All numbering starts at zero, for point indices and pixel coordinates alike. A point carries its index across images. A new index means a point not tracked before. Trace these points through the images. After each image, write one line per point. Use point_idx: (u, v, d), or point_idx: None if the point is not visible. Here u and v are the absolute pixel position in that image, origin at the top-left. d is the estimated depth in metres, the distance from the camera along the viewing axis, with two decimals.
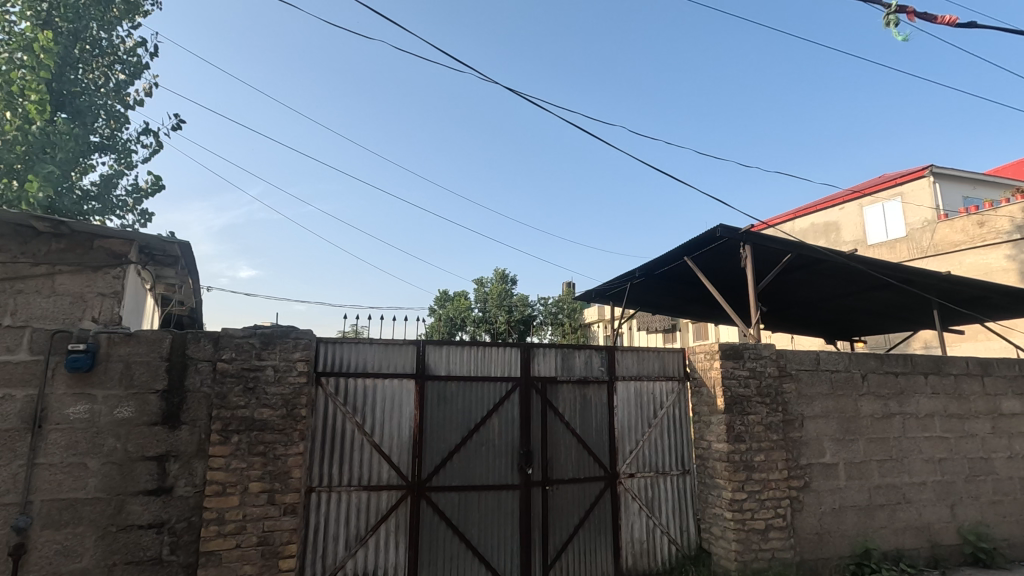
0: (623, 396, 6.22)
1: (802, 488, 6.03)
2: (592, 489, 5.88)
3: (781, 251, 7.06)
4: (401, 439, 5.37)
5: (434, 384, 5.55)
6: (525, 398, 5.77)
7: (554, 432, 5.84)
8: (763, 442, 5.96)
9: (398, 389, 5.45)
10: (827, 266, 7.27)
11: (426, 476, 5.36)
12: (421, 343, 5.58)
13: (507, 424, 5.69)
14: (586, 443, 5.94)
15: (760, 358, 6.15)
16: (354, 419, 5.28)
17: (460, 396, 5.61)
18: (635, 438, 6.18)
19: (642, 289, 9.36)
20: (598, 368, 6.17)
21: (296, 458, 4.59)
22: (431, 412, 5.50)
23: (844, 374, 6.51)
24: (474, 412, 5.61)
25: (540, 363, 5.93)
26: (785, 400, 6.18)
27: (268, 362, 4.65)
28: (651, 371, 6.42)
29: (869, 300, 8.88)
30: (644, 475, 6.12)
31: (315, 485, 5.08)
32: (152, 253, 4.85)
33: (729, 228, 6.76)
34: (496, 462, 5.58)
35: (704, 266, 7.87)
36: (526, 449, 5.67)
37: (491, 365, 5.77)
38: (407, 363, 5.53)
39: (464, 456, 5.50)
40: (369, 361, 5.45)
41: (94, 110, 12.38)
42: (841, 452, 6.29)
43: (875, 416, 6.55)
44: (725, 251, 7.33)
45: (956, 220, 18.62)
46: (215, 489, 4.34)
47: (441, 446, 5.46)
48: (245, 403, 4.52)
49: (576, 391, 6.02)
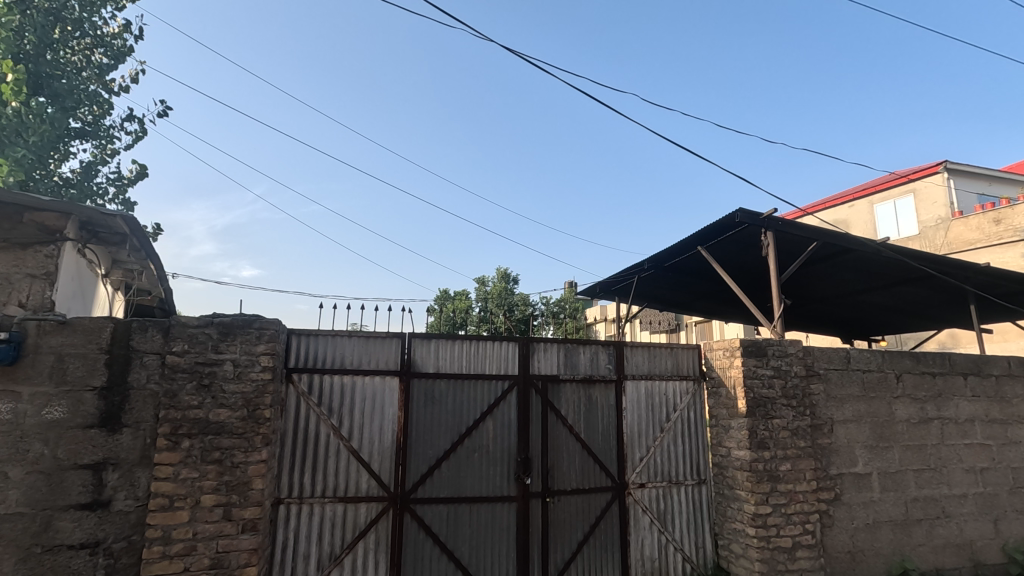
0: (633, 397, 5.59)
1: (833, 501, 5.40)
2: (598, 500, 5.26)
3: (806, 238, 6.43)
4: (383, 446, 4.75)
5: (420, 383, 4.93)
6: (523, 399, 5.15)
7: (555, 437, 5.21)
8: (789, 450, 5.33)
9: (380, 389, 4.84)
10: (855, 255, 6.63)
11: (410, 487, 4.73)
12: (407, 337, 4.97)
13: (503, 428, 5.06)
14: (592, 450, 5.31)
15: (786, 356, 5.53)
16: (329, 422, 4.68)
17: (450, 397, 4.99)
18: (646, 444, 5.55)
19: (650, 283, 8.73)
20: (604, 366, 5.55)
21: (258, 467, 3.97)
22: (418, 415, 4.87)
23: (876, 374, 5.88)
24: (466, 415, 4.99)
25: (540, 360, 5.31)
26: (813, 402, 5.55)
27: (227, 355, 4.03)
28: (663, 370, 5.80)
29: (895, 294, 8.26)
30: (655, 485, 5.49)
31: (284, 496, 4.48)
32: (95, 229, 4.25)
33: (749, 213, 6.13)
34: (491, 471, 4.96)
35: (720, 256, 7.24)
36: (524, 456, 5.04)
37: (486, 361, 5.14)
38: (390, 359, 4.91)
39: (454, 464, 4.88)
40: (348, 356, 4.84)
41: (75, 93, 11.81)
42: (874, 461, 5.66)
43: (911, 421, 5.92)
44: (743, 239, 6.70)
45: (972, 218, 17.94)
46: (160, 503, 3.73)
47: (428, 453, 4.83)
48: (198, 403, 3.91)
49: (581, 391, 5.40)
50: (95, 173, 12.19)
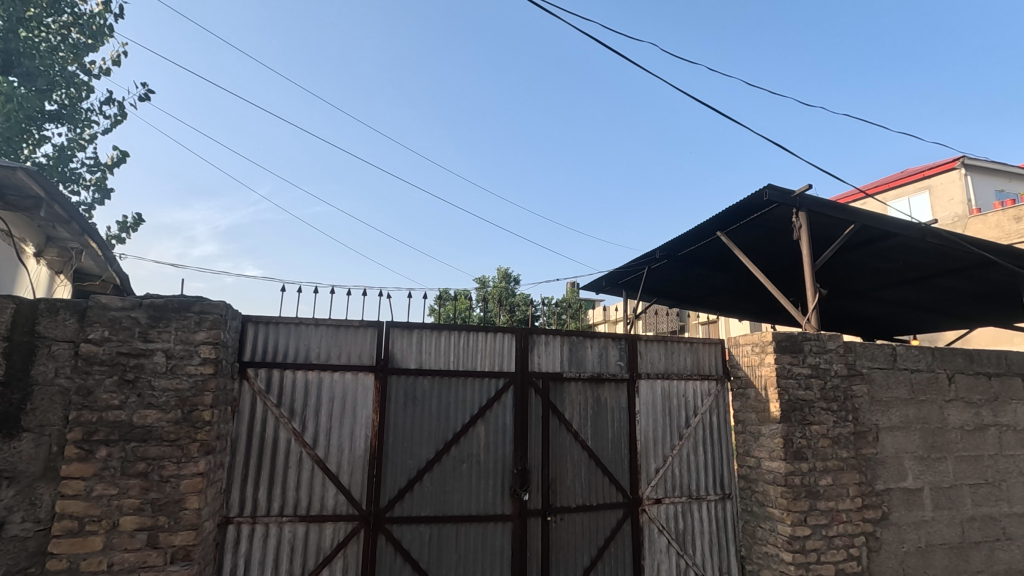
0: (647, 399, 4.85)
1: (880, 521, 4.65)
2: (607, 519, 4.52)
3: (842, 220, 5.69)
4: (355, 455, 4.01)
5: (399, 381, 4.19)
6: (520, 400, 4.41)
7: (558, 445, 4.47)
8: (830, 461, 4.58)
9: (352, 387, 4.10)
10: (896, 239, 5.90)
11: (386, 502, 3.99)
12: (385, 327, 4.23)
13: (497, 434, 4.32)
14: (600, 461, 4.56)
15: (824, 352, 4.79)
16: (290, 426, 3.95)
17: (435, 397, 4.24)
18: (662, 454, 4.81)
19: (661, 276, 8.00)
20: (615, 363, 4.81)
21: (193, 482, 3.24)
22: (396, 418, 4.13)
23: (926, 374, 5.14)
24: (453, 418, 4.25)
25: (540, 355, 4.57)
26: (855, 406, 4.80)
27: (157, 345, 3.30)
28: (681, 368, 5.05)
29: (931, 288, 7.53)
30: (672, 501, 4.75)
31: (233, 514, 3.76)
32: (1, 191, 3.56)
33: (778, 190, 5.40)
34: (482, 485, 4.22)
35: (742, 243, 6.51)
36: (521, 467, 4.30)
37: (477, 356, 4.40)
38: (364, 353, 4.17)
39: (438, 476, 4.14)
40: (314, 349, 4.11)
41: (48, 73, 11.08)
42: (925, 475, 4.91)
43: (965, 429, 5.16)
44: (770, 222, 5.96)
45: (990, 216, 17.01)
46: (66, 527, 3.00)
47: (408, 463, 4.09)
48: (120, 402, 3.18)
49: (587, 392, 4.66)
50: (70, 159, 11.46)
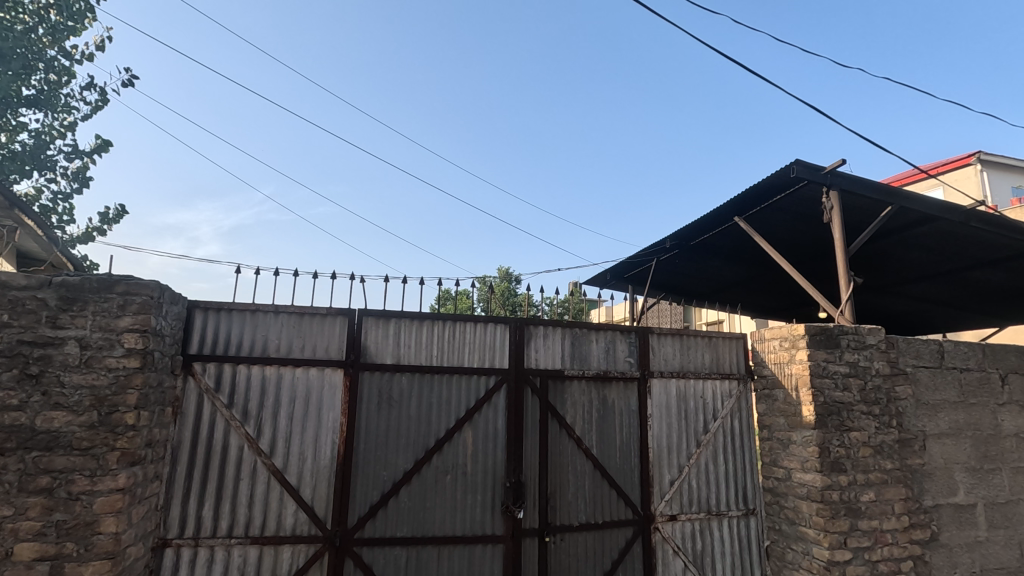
0: (660, 401, 4.24)
1: (929, 542, 4.05)
2: (615, 538, 3.92)
3: (877, 201, 5.09)
4: (319, 465, 3.41)
5: (373, 379, 3.59)
6: (515, 402, 3.80)
7: (558, 454, 3.87)
8: (872, 474, 3.97)
9: (317, 385, 3.50)
10: (936, 224, 5.29)
11: (355, 521, 3.39)
12: (358, 316, 3.63)
13: (487, 442, 3.72)
14: (607, 472, 3.96)
15: (864, 349, 4.18)
16: (242, 430, 3.36)
17: (415, 397, 3.64)
18: (677, 464, 4.20)
19: (671, 268, 7.39)
20: (623, 360, 4.21)
21: (110, 501, 2.64)
22: (369, 422, 3.53)
23: (977, 375, 4.52)
24: (436, 422, 3.65)
25: (538, 349, 3.97)
26: (899, 410, 4.19)
27: (69, 333, 2.72)
28: (699, 365, 4.45)
29: (963, 282, 6.93)
30: (689, 518, 4.15)
31: (172, 535, 3.17)
32: None
33: (806, 166, 4.81)
34: (468, 501, 3.62)
35: (762, 228, 5.91)
36: (515, 480, 3.69)
37: (465, 350, 3.80)
38: (331, 346, 3.58)
39: (417, 490, 3.54)
40: (273, 341, 3.51)
41: (24, 56, 10.53)
42: (978, 489, 4.30)
43: (1020, 437, 4.54)
44: (794, 203, 5.36)
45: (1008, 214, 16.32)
46: None
47: (381, 475, 3.49)
48: (20, 402, 2.59)
49: (592, 392, 4.06)
50: (47, 147, 10.90)
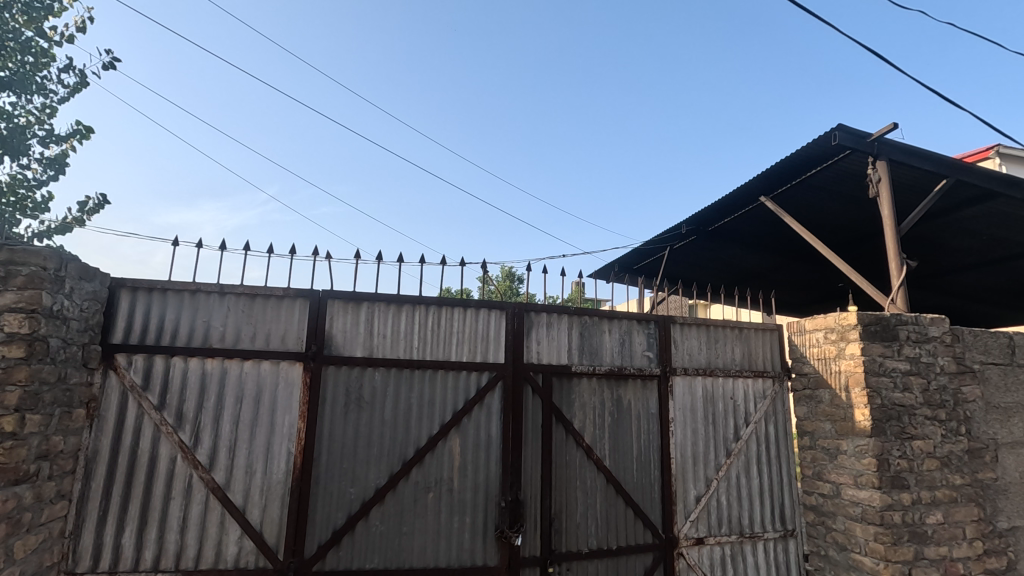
0: (684, 402, 3.60)
1: (1005, 572, 3.40)
2: (632, 567, 3.28)
3: (929, 174, 4.44)
4: (270, 482, 2.78)
5: (339, 375, 2.95)
6: (512, 403, 3.16)
7: (564, 466, 3.22)
8: (939, 491, 3.33)
9: (270, 383, 2.87)
10: (995, 201, 4.63)
11: (314, 550, 2.76)
12: (322, 299, 2.99)
13: (477, 453, 3.08)
14: (622, 487, 3.32)
15: (925, 342, 3.53)
16: (175, 437, 2.72)
17: (391, 397, 3.01)
18: (704, 477, 3.56)
19: (686, 257, 6.73)
20: (641, 354, 3.56)
21: None
22: (333, 429, 2.89)
23: None
24: (416, 427, 3.01)
25: (539, 341, 3.33)
26: (967, 415, 3.54)
27: None
28: (728, 361, 3.81)
29: (1010, 272, 6.26)
30: (719, 541, 3.50)
31: (83, 569, 2.55)
32: None
33: (851, 131, 4.15)
34: (455, 525, 2.98)
35: (793, 209, 5.27)
36: (512, 498, 3.05)
37: (453, 341, 3.17)
38: (289, 335, 2.94)
39: (392, 511, 2.90)
40: (217, 328, 2.88)
41: None
42: None
43: None
44: (832, 178, 4.71)
45: None
46: None
47: (348, 493, 2.85)
48: None
49: (604, 392, 3.42)
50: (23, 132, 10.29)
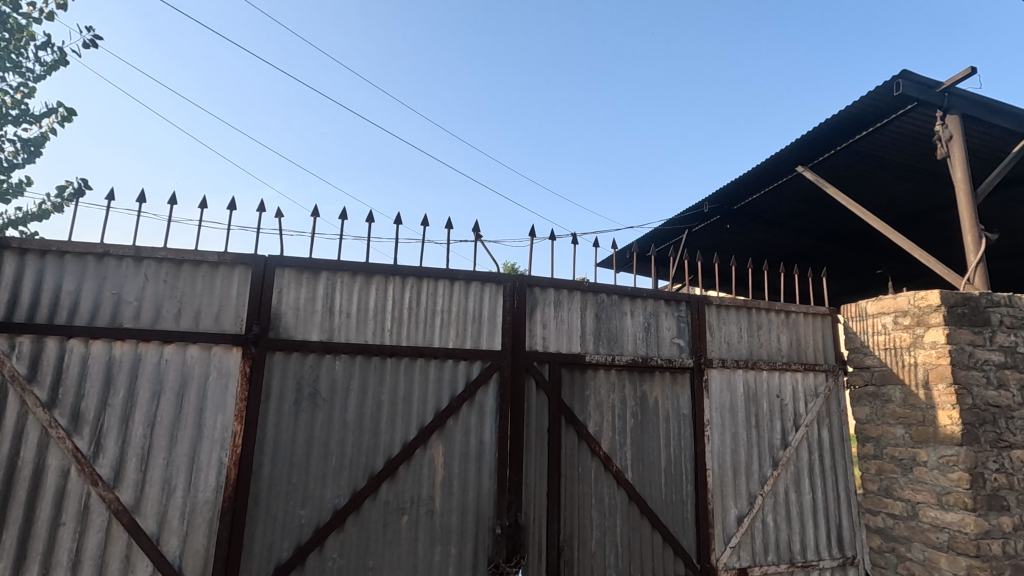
0: (722, 401, 2.94)
1: None
2: None
3: (1006, 134, 3.75)
4: (195, 502, 2.13)
5: (289, 363, 2.31)
6: (510, 400, 2.51)
7: (575, 480, 2.58)
8: None
9: (199, 374, 2.23)
10: None
11: None
12: (267, 267, 2.33)
13: (466, 465, 2.43)
14: (648, 507, 2.66)
15: (1021, 328, 2.86)
16: (67, 443, 2.08)
17: (356, 392, 2.36)
18: (747, 493, 2.90)
19: (708, 239, 6.05)
20: (670, 342, 2.91)
21: None
22: (281, 433, 2.25)
23: None
24: (387, 430, 2.36)
25: (545, 324, 2.68)
26: None
27: None
28: (774, 351, 3.14)
29: None
30: (765, 572, 2.85)
31: None
32: None
33: (916, 79, 3.46)
34: (437, 557, 2.33)
35: (837, 180, 4.59)
36: (510, 521, 2.41)
37: (436, 322, 2.52)
38: (225, 312, 2.29)
39: (356, 540, 2.26)
40: (131, 303, 2.23)
41: None
42: None
43: None
44: (888, 141, 4.03)
45: None
46: None
47: (297, 517, 2.21)
48: None
49: (626, 388, 2.76)
50: None
